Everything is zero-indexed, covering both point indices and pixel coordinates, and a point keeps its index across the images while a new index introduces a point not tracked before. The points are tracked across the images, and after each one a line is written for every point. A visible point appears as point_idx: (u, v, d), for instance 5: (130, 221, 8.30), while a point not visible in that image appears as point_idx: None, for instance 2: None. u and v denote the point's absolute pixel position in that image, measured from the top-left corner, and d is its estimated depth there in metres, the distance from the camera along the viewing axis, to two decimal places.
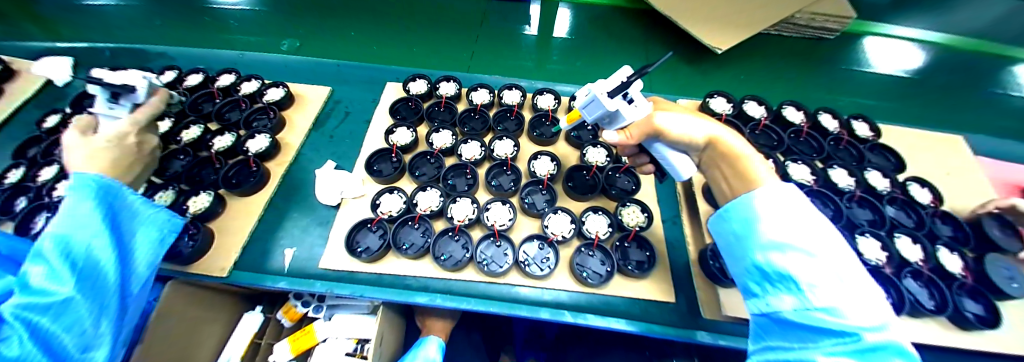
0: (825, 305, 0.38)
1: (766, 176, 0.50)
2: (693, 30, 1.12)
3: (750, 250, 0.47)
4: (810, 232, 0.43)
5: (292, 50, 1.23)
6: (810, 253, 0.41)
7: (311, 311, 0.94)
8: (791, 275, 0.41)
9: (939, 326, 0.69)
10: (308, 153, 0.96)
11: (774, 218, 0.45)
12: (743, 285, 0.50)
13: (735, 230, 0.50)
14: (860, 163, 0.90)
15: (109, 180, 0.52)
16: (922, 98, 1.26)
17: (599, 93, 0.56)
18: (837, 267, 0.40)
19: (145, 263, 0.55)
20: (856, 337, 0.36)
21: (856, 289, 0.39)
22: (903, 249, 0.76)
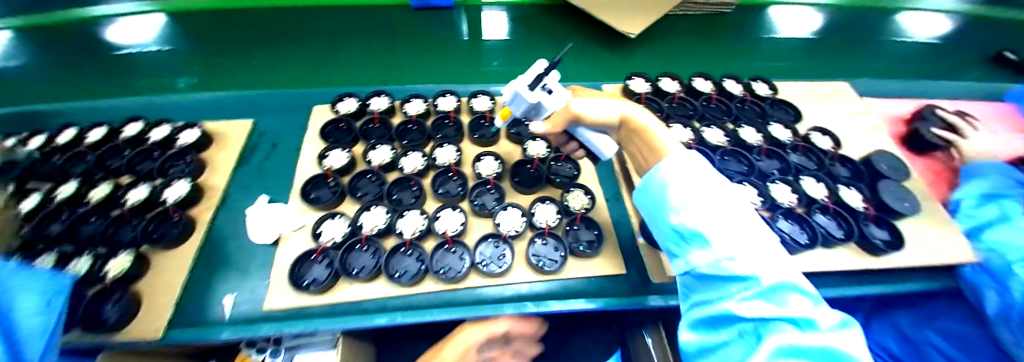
0: (729, 254, 0.45)
1: (671, 144, 0.57)
2: (608, 17, 1.20)
3: (667, 216, 0.54)
4: (708, 193, 0.50)
5: (188, 88, 1.13)
6: (708, 211, 0.48)
7: (267, 357, 0.87)
8: (699, 232, 0.48)
9: (849, 253, 0.76)
10: (237, 192, 0.90)
11: (680, 185, 0.52)
12: (667, 249, 0.57)
13: (653, 200, 0.57)
14: (764, 119, 0.99)
15: None
16: (824, 53, 1.39)
17: (519, 88, 0.56)
18: (733, 220, 0.48)
19: (35, 337, 0.42)
20: (756, 281, 0.42)
21: (749, 237, 0.46)
22: (809, 189, 0.85)
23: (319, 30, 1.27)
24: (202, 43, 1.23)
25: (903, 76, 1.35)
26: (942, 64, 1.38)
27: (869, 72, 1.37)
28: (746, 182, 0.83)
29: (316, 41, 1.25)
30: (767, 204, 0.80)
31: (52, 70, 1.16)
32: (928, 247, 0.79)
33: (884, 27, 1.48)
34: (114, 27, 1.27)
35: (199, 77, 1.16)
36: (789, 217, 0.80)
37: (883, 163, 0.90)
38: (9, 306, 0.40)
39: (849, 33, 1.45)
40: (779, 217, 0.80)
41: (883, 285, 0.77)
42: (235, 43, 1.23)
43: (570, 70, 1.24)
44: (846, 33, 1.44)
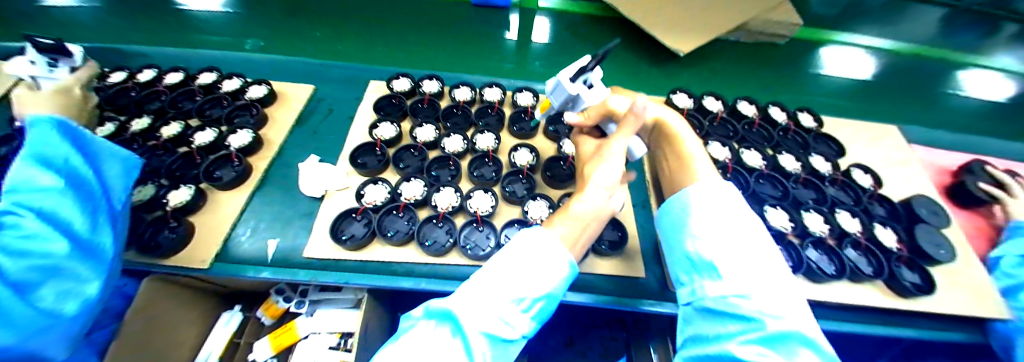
0: (742, 291, 0.45)
1: (695, 152, 0.62)
2: (657, 31, 1.25)
3: (682, 242, 0.55)
4: (726, 224, 0.52)
5: (256, 50, 1.23)
6: (722, 241, 0.50)
7: (294, 307, 0.93)
8: (713, 263, 0.49)
9: (878, 292, 0.76)
10: (291, 149, 0.97)
11: (703, 213, 0.54)
12: (676, 277, 0.57)
13: (672, 222, 0.59)
14: (806, 150, 1.00)
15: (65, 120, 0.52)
16: (872, 98, 1.36)
17: (562, 78, 0.61)
18: (747, 257, 0.48)
19: (120, 187, 0.59)
20: (760, 325, 0.42)
21: (763, 275, 0.47)
22: (844, 222, 0.83)
23: (379, 13, 1.37)
24: (273, 12, 1.33)
25: (955, 130, 1.31)
26: (995, 123, 1.34)
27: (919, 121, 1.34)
28: (779, 207, 0.84)
29: (375, 25, 1.34)
30: (797, 230, 0.80)
31: (139, 20, 1.29)
32: (958, 299, 0.77)
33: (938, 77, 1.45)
34: None
35: (265, 41, 1.26)
36: (818, 247, 0.80)
37: (923, 207, 0.87)
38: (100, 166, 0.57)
39: (904, 80, 1.42)
40: (809, 245, 0.80)
41: (909, 330, 0.75)
42: (302, 15, 1.33)
43: (612, 78, 1.28)
44: (902, 78, 1.41)
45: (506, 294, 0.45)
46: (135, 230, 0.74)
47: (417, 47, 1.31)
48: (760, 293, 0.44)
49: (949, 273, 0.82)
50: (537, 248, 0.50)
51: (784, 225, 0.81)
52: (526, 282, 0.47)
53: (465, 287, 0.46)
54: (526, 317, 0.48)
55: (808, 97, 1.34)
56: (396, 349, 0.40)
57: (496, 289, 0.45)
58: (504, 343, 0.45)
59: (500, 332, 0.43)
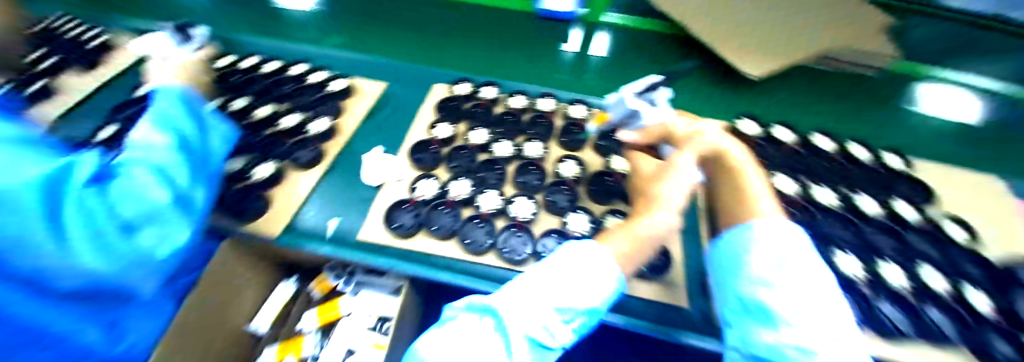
0: (803, 345, 0.41)
1: (761, 191, 0.57)
2: (726, 54, 1.16)
3: (735, 282, 0.52)
4: (785, 267, 0.48)
5: (338, 47, 1.34)
6: (795, 293, 0.46)
7: (341, 285, 1.01)
8: (768, 307, 0.46)
9: (884, 343, 0.65)
10: (358, 139, 1.06)
11: (766, 254, 0.50)
12: (722, 320, 0.54)
13: (722, 262, 0.56)
14: (887, 193, 0.89)
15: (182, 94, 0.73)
16: (991, 148, 1.17)
17: (626, 93, 0.62)
18: (810, 304, 0.45)
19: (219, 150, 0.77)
20: None
21: (836, 331, 0.43)
22: (927, 277, 0.74)
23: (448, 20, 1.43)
24: (346, 9, 1.44)
25: None
26: None
27: None
28: (848, 251, 0.76)
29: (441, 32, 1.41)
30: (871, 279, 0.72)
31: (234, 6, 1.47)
32: None
33: None
34: None
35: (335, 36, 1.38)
36: (896, 301, 0.70)
37: None
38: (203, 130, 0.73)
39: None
40: (881, 297, 0.70)
41: None
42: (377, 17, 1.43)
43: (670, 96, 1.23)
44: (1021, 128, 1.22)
45: (552, 302, 0.47)
46: (224, 197, 0.85)
47: (474, 52, 1.36)
48: (815, 330, 0.43)
49: None
50: (587, 260, 0.51)
51: (854, 273, 0.73)
52: (576, 292, 0.48)
53: (514, 289, 0.48)
54: (568, 328, 0.49)
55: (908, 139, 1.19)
56: (443, 336, 0.44)
57: (543, 295, 0.46)
58: (542, 350, 0.46)
59: (542, 338, 0.45)
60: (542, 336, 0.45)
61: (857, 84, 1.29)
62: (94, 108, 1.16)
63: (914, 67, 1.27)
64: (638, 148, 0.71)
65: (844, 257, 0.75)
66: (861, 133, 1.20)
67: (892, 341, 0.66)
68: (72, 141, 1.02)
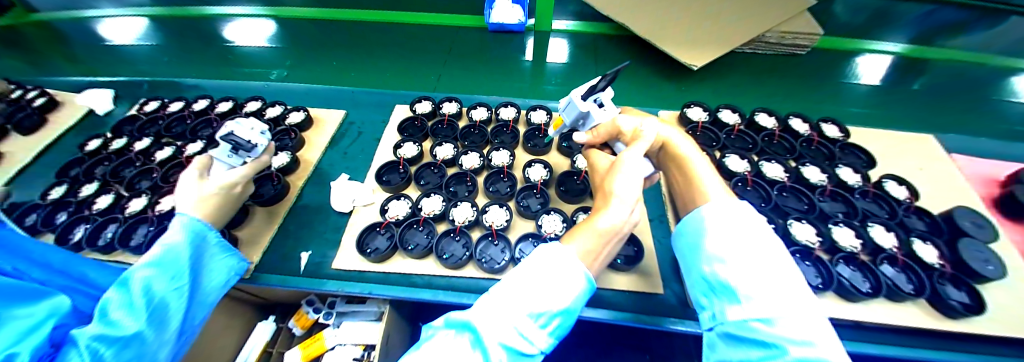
0: (762, 315, 0.43)
1: (703, 173, 0.61)
2: (669, 49, 1.26)
3: (698, 264, 0.55)
4: (736, 242, 0.50)
5: (279, 79, 1.36)
6: (746, 266, 0.47)
7: (321, 318, 0.97)
8: (730, 285, 0.48)
9: (836, 301, 0.70)
10: (324, 168, 1.06)
11: (718, 234, 0.52)
12: (695, 302, 0.56)
13: (686, 245, 0.59)
14: (831, 161, 0.96)
15: (199, 234, 0.60)
16: (911, 109, 1.30)
17: (573, 96, 0.65)
18: (766, 274, 0.46)
19: (211, 296, 0.61)
20: (781, 351, 0.39)
21: (791, 296, 0.44)
22: (877, 236, 0.79)
23: (396, 43, 1.49)
24: (307, 45, 1.48)
25: (1006, 138, 1.22)
26: None
27: (969, 131, 1.24)
28: (803, 220, 0.81)
29: (402, 54, 1.45)
30: (825, 245, 0.76)
31: (194, 55, 1.49)
32: (1013, 319, 0.70)
33: (986, 86, 1.39)
34: (231, 24, 1.59)
35: (288, 70, 1.40)
36: (851, 262, 0.75)
37: (966, 219, 0.81)
38: (202, 274, 0.60)
39: (938, 92, 1.36)
40: (840, 261, 0.76)
41: (964, 356, 0.68)
42: (325, 47, 1.47)
43: (622, 95, 1.28)
44: (934, 90, 1.36)
45: (524, 307, 0.46)
46: None
47: (433, 70, 1.40)
48: (765, 296, 0.44)
49: (1001, 290, 0.75)
50: (555, 264, 0.49)
51: (810, 240, 0.77)
52: (546, 296, 0.47)
53: (489, 299, 0.47)
54: (544, 333, 0.48)
55: (845, 108, 1.28)
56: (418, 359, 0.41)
57: (516, 301, 0.46)
58: (523, 357, 0.46)
59: (519, 346, 0.44)
60: (518, 343, 0.44)
61: (787, 63, 1.41)
62: (41, 167, 1.11)
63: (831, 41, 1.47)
64: (593, 146, 0.73)
65: (800, 226, 0.79)
66: (808, 107, 1.27)
67: (850, 298, 0.70)
68: (18, 205, 0.97)
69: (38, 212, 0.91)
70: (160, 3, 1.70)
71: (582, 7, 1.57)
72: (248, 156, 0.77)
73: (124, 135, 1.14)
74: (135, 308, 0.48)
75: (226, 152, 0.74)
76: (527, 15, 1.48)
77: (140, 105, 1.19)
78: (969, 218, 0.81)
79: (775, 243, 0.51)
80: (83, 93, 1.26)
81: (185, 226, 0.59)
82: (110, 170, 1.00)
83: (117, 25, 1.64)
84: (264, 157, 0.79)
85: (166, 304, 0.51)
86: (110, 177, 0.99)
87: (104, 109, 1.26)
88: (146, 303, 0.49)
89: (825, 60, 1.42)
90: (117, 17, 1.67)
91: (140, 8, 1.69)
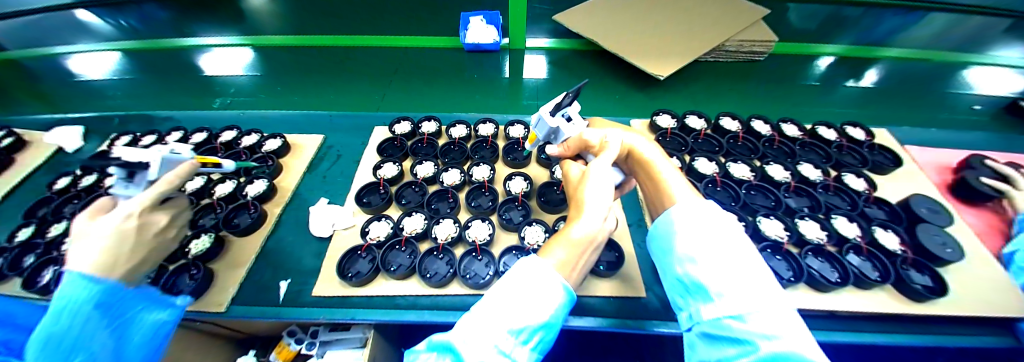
0: (734, 312, 0.44)
1: (668, 175, 0.63)
2: (637, 62, 1.33)
3: (671, 264, 0.56)
4: (704, 240, 0.52)
5: (223, 106, 1.36)
6: (716, 265, 0.49)
7: (304, 348, 0.93)
8: (702, 284, 0.49)
9: (810, 293, 0.73)
10: (303, 193, 1.05)
11: (686, 233, 0.53)
12: (673, 302, 0.57)
13: (658, 246, 0.60)
14: (791, 158, 1.01)
15: (93, 289, 0.55)
16: (864, 105, 1.39)
17: (543, 114, 0.68)
18: (734, 269, 0.48)
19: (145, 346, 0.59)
20: (753, 346, 0.40)
21: (759, 291, 0.45)
22: (840, 227, 0.83)
23: (373, 67, 1.51)
24: (283, 72, 1.48)
25: (956, 129, 1.31)
26: (1000, 120, 1.35)
27: (920, 123, 1.33)
28: (771, 216, 0.84)
29: (381, 76, 1.47)
30: (793, 239, 0.80)
31: (167, 87, 1.47)
32: (973, 298, 0.74)
33: (933, 81, 1.50)
34: (206, 55, 1.59)
35: (232, 99, 1.39)
36: (819, 254, 0.79)
37: (923, 206, 0.85)
38: (121, 329, 0.57)
39: (889, 89, 1.46)
40: (809, 254, 0.79)
41: (930, 338, 0.71)
42: (299, 74, 1.48)
43: (596, 105, 1.32)
44: (885, 89, 1.46)
45: (505, 324, 0.46)
46: (157, 281, 0.79)
47: (411, 91, 1.42)
48: (735, 293, 0.45)
49: (960, 271, 0.79)
50: (533, 278, 0.50)
51: (779, 235, 0.81)
52: (526, 310, 0.47)
53: (470, 318, 0.47)
54: (526, 349, 0.47)
55: (804, 107, 1.36)
56: None
57: (494, 318, 0.46)
58: None
59: None
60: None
61: (749, 68, 1.48)
62: (5, 209, 1.06)
63: (786, 47, 1.56)
64: (565, 157, 0.75)
65: (769, 223, 0.83)
66: (769, 108, 1.35)
67: (823, 289, 0.72)
68: None
69: (3, 256, 0.86)
70: (132, 37, 1.69)
71: (554, 25, 1.64)
72: (148, 181, 0.69)
73: (95, 171, 1.11)
74: None
75: (125, 182, 0.68)
76: (502, 34, 1.54)
77: (111, 140, 1.16)
78: (923, 204, 0.86)
79: (740, 239, 0.53)
80: (52, 131, 1.23)
81: (74, 287, 0.54)
82: (78, 208, 0.96)
83: (87, 61, 1.61)
84: (172, 176, 0.69)
85: None
86: (79, 215, 0.95)
87: (74, 147, 1.22)
88: None
89: (782, 64, 1.51)
90: (88, 52, 1.64)
91: (113, 43, 1.66)
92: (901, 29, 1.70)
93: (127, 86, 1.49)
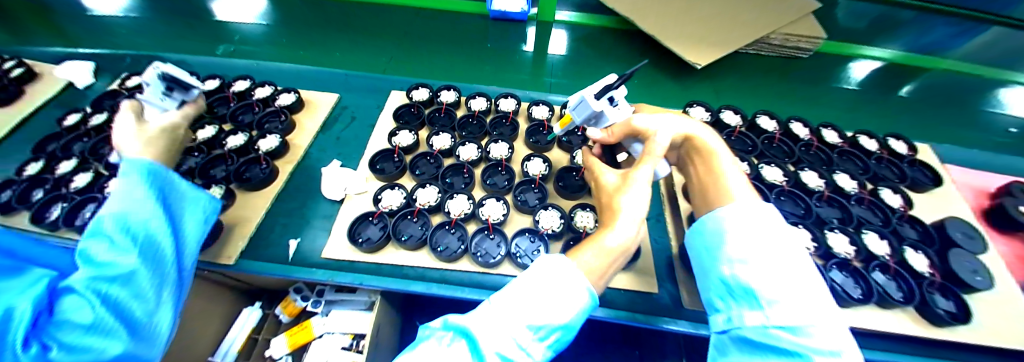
0: (787, 323, 0.41)
1: (728, 168, 0.61)
2: (676, 48, 1.25)
3: (716, 264, 0.53)
4: (758, 244, 0.49)
5: (225, 54, 1.32)
6: (771, 269, 0.46)
7: (310, 306, 0.94)
8: (753, 289, 0.46)
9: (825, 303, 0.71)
10: (315, 152, 1.02)
11: (741, 235, 0.51)
12: (709, 301, 0.54)
13: (705, 243, 0.56)
14: (829, 166, 0.96)
15: (158, 167, 0.58)
16: (902, 114, 1.34)
17: (586, 95, 0.62)
18: (789, 277, 0.45)
19: (195, 236, 0.61)
20: (806, 359, 0.38)
21: (812, 301, 0.43)
22: (870, 244, 0.79)
23: (392, 27, 1.43)
24: (302, 24, 1.42)
25: (998, 152, 1.24)
26: None
27: (959, 142, 1.27)
28: (800, 225, 0.81)
29: (400, 38, 1.40)
30: (820, 251, 0.76)
31: (177, 29, 1.42)
32: (997, 329, 0.72)
33: (981, 99, 1.41)
34: None
35: (234, 46, 1.35)
36: (844, 269, 0.76)
37: (956, 230, 0.82)
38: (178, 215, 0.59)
39: (932, 103, 1.39)
40: (833, 267, 0.76)
41: None
42: (314, 27, 1.41)
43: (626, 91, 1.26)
44: (927, 102, 1.39)
45: (524, 319, 0.44)
46: None
47: (432, 57, 1.36)
48: (790, 300, 0.42)
49: (986, 300, 0.76)
50: (559, 279, 0.47)
51: (805, 246, 0.77)
52: (549, 309, 0.45)
53: (488, 310, 0.44)
54: (542, 346, 0.46)
55: (838, 114, 1.31)
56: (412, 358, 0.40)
57: (515, 312, 0.44)
58: None
59: (515, 358, 0.42)
60: (514, 355, 0.42)
61: (790, 65, 1.40)
62: (18, 141, 1.05)
63: (835, 45, 1.45)
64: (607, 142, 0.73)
65: (798, 231, 0.79)
66: (805, 112, 1.29)
67: (844, 301, 0.69)
68: None
69: (13, 189, 0.86)
70: None
71: None
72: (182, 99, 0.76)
73: (105, 110, 1.08)
74: (122, 250, 0.48)
75: (160, 94, 0.71)
76: (530, 3, 1.43)
77: (122, 80, 1.13)
78: (959, 229, 0.82)
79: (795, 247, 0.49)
80: (62, 65, 1.20)
81: (134, 165, 0.56)
82: (88, 147, 0.95)
83: None
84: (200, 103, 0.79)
85: (153, 235, 0.52)
86: (89, 154, 0.94)
87: (85, 83, 1.19)
88: (131, 243, 0.49)
89: (824, 65, 1.43)
90: None
91: None
92: None
93: (136, 25, 1.44)
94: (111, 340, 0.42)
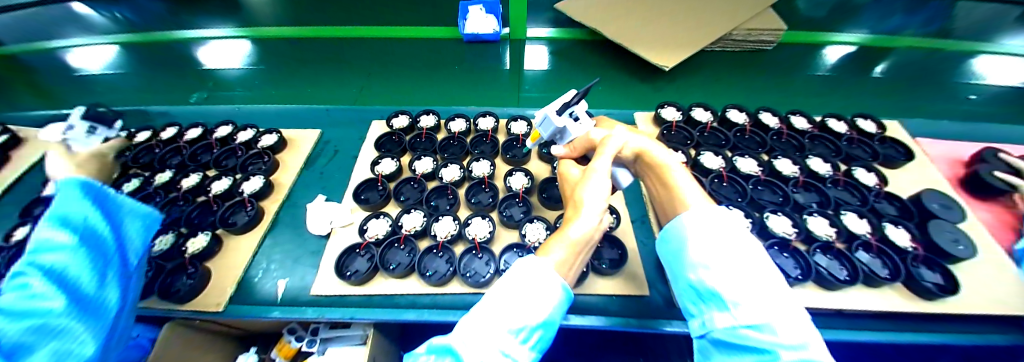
0: (752, 322, 0.42)
1: (683, 184, 0.59)
2: (646, 54, 1.28)
3: (683, 271, 0.53)
4: (717, 246, 0.49)
5: (200, 101, 1.34)
6: (732, 272, 0.46)
7: (304, 346, 0.92)
8: (717, 292, 0.46)
9: (814, 290, 0.71)
10: (300, 189, 1.03)
11: (701, 240, 0.51)
12: (683, 308, 0.55)
13: (670, 251, 0.57)
14: (801, 152, 0.98)
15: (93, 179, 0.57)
16: (871, 93, 1.38)
17: (548, 112, 0.66)
18: (749, 276, 0.46)
19: (136, 239, 0.62)
20: (773, 355, 0.39)
21: (772, 295, 0.44)
22: (850, 224, 0.81)
23: (370, 59, 1.47)
24: (281, 65, 1.45)
25: (968, 120, 1.27)
26: (1010, 111, 1.31)
27: (929, 114, 1.31)
28: (779, 213, 0.82)
29: (378, 68, 1.44)
30: (801, 235, 0.78)
31: (159, 82, 1.44)
32: (987, 296, 0.73)
33: (945, 71, 1.46)
34: (201, 48, 1.55)
35: (208, 93, 1.37)
36: (828, 252, 0.77)
37: (934, 201, 0.83)
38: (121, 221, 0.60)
39: (897, 80, 1.43)
40: (816, 251, 0.77)
41: (939, 336, 0.70)
42: (293, 67, 1.44)
43: (600, 101, 1.29)
44: (894, 79, 1.43)
45: (505, 324, 0.44)
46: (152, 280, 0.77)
47: (409, 84, 1.39)
48: (751, 302, 0.43)
49: (973, 267, 0.77)
50: (533, 278, 0.48)
51: (787, 232, 0.79)
52: (525, 309, 0.46)
53: (472, 320, 0.45)
54: (526, 348, 0.46)
55: (811, 99, 1.33)
56: None
57: (496, 317, 0.44)
58: None
59: None
60: None
61: (756, 58, 1.45)
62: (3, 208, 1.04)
63: (795, 35, 1.51)
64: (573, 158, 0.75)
65: (776, 220, 0.81)
66: (777, 100, 1.31)
67: (830, 285, 0.70)
68: None
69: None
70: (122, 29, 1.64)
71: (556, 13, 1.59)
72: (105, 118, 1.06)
73: None
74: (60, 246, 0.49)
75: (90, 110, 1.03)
76: (502, 23, 1.48)
77: None
78: (936, 200, 0.83)
79: (754, 245, 0.50)
80: (46, 128, 1.21)
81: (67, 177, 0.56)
82: None
83: (79, 55, 1.57)
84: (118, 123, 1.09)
85: (96, 232, 0.54)
86: None
87: None
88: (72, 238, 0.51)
89: (789, 54, 1.47)
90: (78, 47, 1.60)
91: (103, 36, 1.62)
92: (916, 15, 1.64)
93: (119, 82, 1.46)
94: (55, 304, 0.46)
